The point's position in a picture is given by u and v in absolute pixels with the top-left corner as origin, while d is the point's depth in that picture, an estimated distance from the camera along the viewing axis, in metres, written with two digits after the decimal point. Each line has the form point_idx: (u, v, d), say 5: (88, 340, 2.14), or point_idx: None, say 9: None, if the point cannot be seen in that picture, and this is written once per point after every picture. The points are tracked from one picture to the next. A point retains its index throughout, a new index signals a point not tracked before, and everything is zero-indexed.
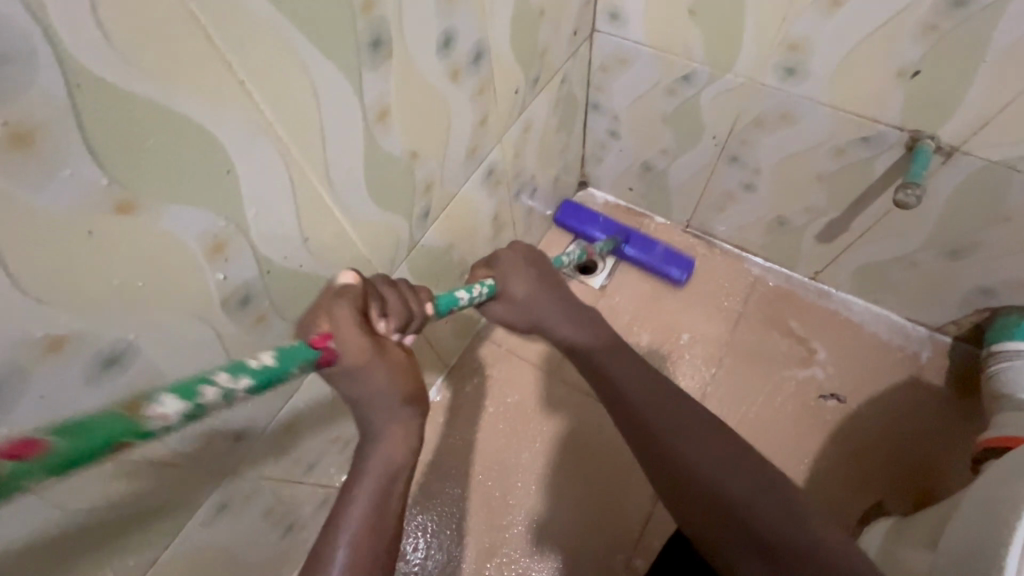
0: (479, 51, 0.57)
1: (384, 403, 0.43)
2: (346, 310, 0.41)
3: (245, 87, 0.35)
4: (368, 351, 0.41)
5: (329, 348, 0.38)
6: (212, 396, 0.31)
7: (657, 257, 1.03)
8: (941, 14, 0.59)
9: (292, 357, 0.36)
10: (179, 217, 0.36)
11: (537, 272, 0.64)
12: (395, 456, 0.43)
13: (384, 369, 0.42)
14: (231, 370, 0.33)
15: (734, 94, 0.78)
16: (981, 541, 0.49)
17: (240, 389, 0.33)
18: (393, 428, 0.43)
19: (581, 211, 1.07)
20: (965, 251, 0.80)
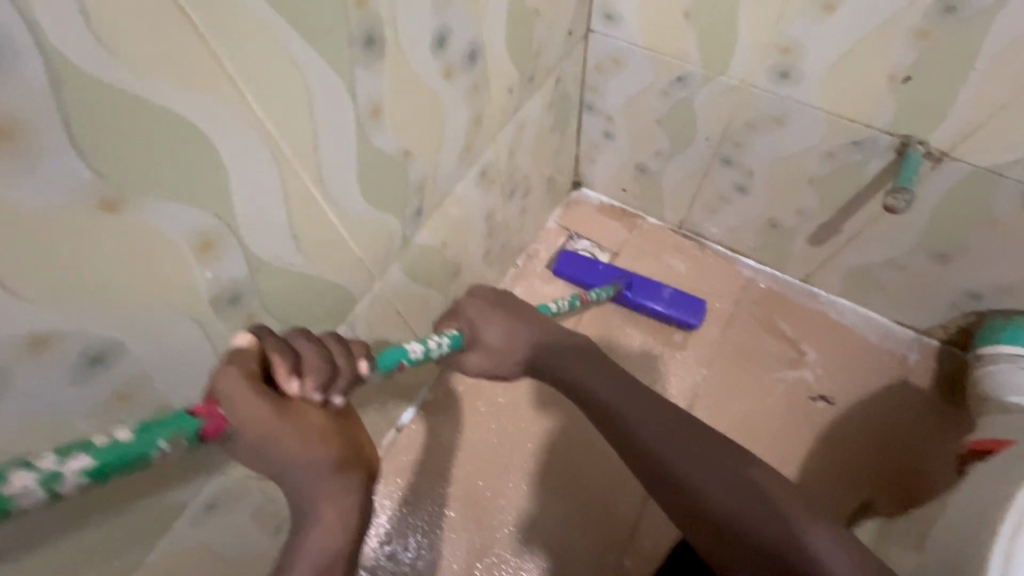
0: (474, 50, 0.57)
1: (308, 483, 0.41)
2: (236, 377, 0.38)
3: (236, 83, 0.35)
4: (264, 419, 0.38)
5: (217, 415, 0.37)
6: (116, 457, 0.32)
7: (666, 300, 1.00)
8: (933, 19, 0.59)
9: (200, 416, 0.36)
10: (167, 214, 0.35)
11: (506, 313, 0.66)
12: (328, 539, 0.41)
13: (293, 436, 0.40)
14: (137, 431, 0.34)
15: (727, 96, 0.79)
16: (967, 541, 0.50)
17: (148, 452, 0.34)
18: (325, 508, 0.41)
19: (578, 261, 1.03)
20: (953, 254, 0.81)
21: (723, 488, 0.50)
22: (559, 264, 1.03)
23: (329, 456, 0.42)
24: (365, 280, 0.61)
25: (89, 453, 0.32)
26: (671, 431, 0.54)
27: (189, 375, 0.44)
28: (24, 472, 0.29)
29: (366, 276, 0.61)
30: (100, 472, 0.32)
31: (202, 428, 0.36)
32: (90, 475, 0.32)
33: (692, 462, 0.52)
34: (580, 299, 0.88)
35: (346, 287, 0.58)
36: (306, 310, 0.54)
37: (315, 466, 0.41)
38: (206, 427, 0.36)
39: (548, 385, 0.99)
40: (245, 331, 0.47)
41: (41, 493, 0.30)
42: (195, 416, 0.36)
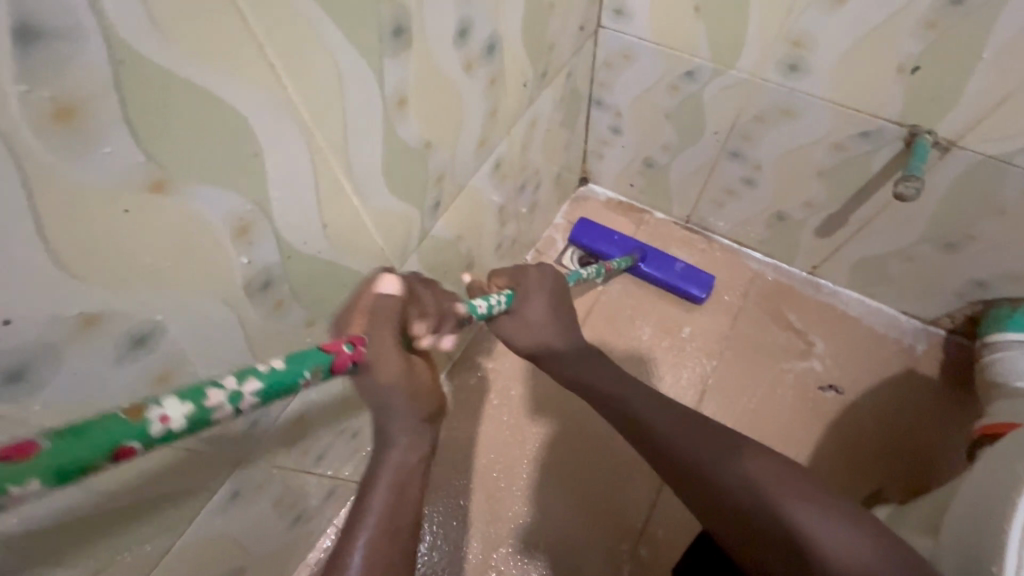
0: (493, 43, 0.58)
1: (405, 412, 0.46)
2: (386, 330, 0.45)
3: (275, 71, 0.36)
4: (400, 365, 0.45)
5: (344, 352, 0.39)
6: (261, 390, 0.33)
7: (676, 274, 1.03)
8: (940, 11, 0.60)
9: (332, 352, 0.38)
10: (208, 198, 0.36)
11: (553, 295, 0.68)
12: (410, 462, 0.46)
13: (404, 384, 0.45)
14: (275, 363, 0.34)
15: (736, 90, 0.80)
16: (982, 521, 0.51)
17: (290, 385, 0.34)
18: (408, 436, 0.46)
19: (597, 229, 1.05)
20: (959, 243, 0.82)
21: (760, 491, 0.48)
22: (576, 232, 1.05)
23: (421, 402, 0.47)
24: (386, 271, 0.62)
25: (238, 384, 0.32)
26: (697, 437, 0.53)
27: (222, 359, 0.45)
28: (180, 400, 0.29)
29: (387, 266, 0.61)
30: (246, 405, 0.32)
31: (335, 365, 0.38)
32: (240, 406, 0.32)
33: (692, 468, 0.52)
34: (606, 266, 0.91)
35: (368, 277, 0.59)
36: (331, 298, 0.55)
37: (410, 401, 0.46)
38: (335, 366, 0.38)
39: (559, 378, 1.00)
40: (274, 317, 0.48)
41: (198, 422, 0.29)
42: (324, 353, 0.37)
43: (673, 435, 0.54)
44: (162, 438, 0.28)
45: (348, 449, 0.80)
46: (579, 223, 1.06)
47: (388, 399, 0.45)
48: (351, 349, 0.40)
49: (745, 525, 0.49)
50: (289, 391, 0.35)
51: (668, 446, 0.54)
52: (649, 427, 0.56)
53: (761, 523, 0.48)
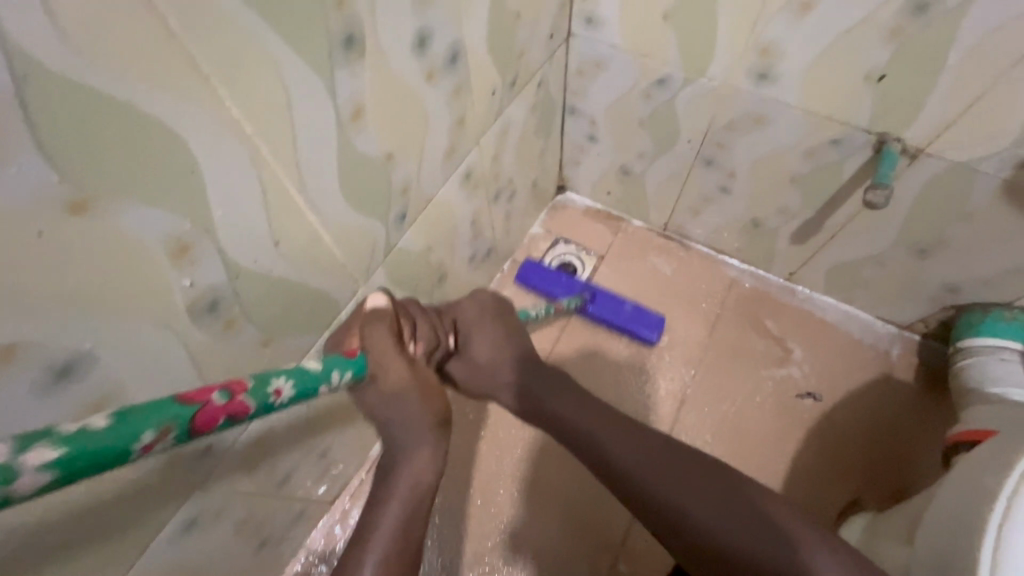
0: (456, 52, 0.57)
1: (412, 424, 0.50)
2: (383, 335, 0.50)
3: (211, 84, 0.34)
4: (403, 371, 0.49)
5: (245, 394, 0.35)
6: (61, 459, 0.25)
7: (624, 317, 1.00)
8: (904, 20, 0.60)
9: (196, 403, 0.31)
10: (139, 217, 0.34)
11: (502, 326, 0.65)
12: (421, 472, 0.49)
13: (416, 394, 0.50)
14: (94, 423, 0.27)
15: (708, 98, 0.80)
16: (955, 534, 0.50)
17: (176, 432, 0.30)
18: (421, 449, 0.50)
19: (545, 272, 1.02)
20: (931, 249, 0.82)
21: (739, 526, 0.49)
22: (523, 274, 1.02)
23: (430, 412, 0.50)
24: (349, 286, 0.59)
25: (22, 454, 0.24)
26: (671, 472, 0.52)
27: (167, 384, 0.43)
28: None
29: (351, 282, 0.59)
30: (31, 482, 0.24)
31: (194, 421, 0.31)
32: (19, 485, 0.24)
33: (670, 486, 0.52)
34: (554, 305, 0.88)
35: (329, 293, 0.57)
36: (288, 317, 0.52)
37: (417, 414, 0.50)
38: (197, 423, 0.31)
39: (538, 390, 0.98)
40: (224, 338, 0.46)
41: (57, 479, 0.25)
42: (224, 394, 0.33)
43: (648, 471, 0.53)
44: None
45: (317, 469, 0.77)
46: (523, 265, 1.03)
47: (398, 413, 0.50)
48: (225, 400, 0.33)
49: (735, 563, 0.48)
50: (109, 460, 0.27)
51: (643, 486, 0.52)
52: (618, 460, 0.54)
53: (744, 562, 0.48)
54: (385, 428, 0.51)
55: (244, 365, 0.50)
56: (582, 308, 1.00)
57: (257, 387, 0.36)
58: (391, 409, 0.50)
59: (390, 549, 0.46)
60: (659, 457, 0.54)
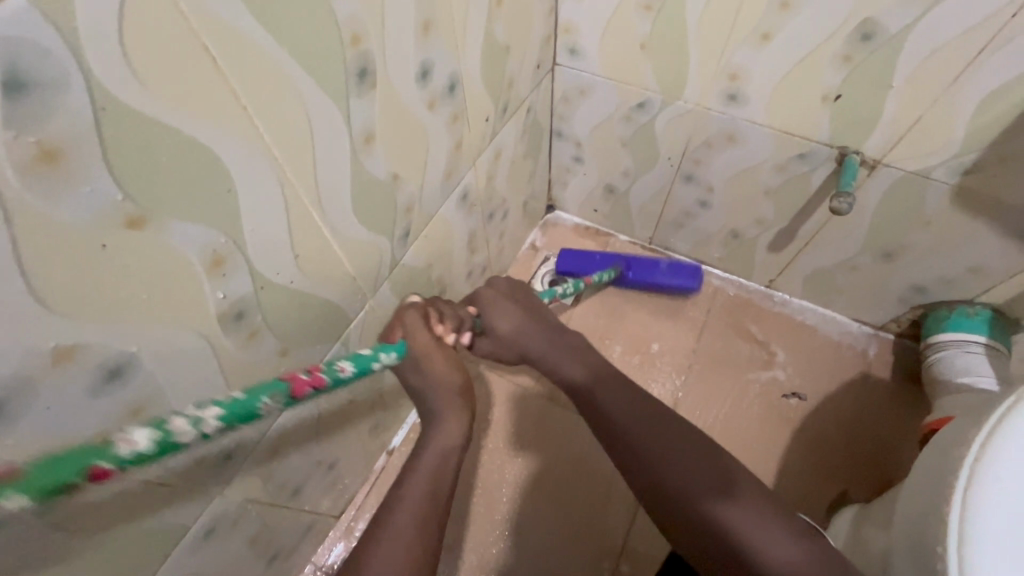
0: (453, 82, 0.62)
1: (439, 394, 0.57)
2: (413, 316, 0.59)
3: (248, 114, 0.38)
4: (428, 343, 0.57)
5: (301, 377, 0.43)
6: (220, 414, 0.37)
7: (662, 272, 1.07)
8: (854, 46, 0.67)
9: (290, 378, 0.43)
10: (183, 232, 0.38)
11: (520, 306, 0.70)
12: (451, 437, 0.55)
13: (438, 356, 0.57)
14: (237, 394, 0.39)
15: (684, 119, 0.86)
16: (926, 509, 0.55)
17: (247, 410, 0.39)
18: (448, 421, 0.56)
19: (577, 255, 1.06)
20: (896, 252, 0.88)
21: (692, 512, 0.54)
22: (561, 260, 1.06)
23: (455, 377, 0.57)
24: (359, 299, 0.63)
25: (199, 411, 0.36)
26: (662, 445, 0.58)
27: (197, 389, 0.46)
28: (145, 428, 0.34)
29: (360, 295, 0.63)
30: (209, 426, 0.36)
31: (293, 390, 0.42)
32: (204, 429, 0.36)
33: (672, 468, 0.56)
34: (582, 283, 0.94)
35: (340, 305, 0.60)
36: (304, 328, 0.56)
37: (446, 378, 0.57)
38: (295, 391, 0.42)
39: (533, 400, 1.02)
40: (248, 347, 0.50)
41: (158, 446, 0.34)
42: (283, 380, 0.42)
43: (640, 436, 0.59)
44: (133, 459, 0.33)
45: (325, 482, 0.80)
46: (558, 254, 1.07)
47: (429, 384, 0.57)
48: (308, 375, 0.44)
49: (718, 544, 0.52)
50: (250, 416, 0.39)
51: (631, 449, 0.59)
52: (631, 438, 0.59)
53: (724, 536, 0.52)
54: (419, 397, 0.58)
55: (264, 372, 0.54)
56: (619, 277, 1.05)
57: (329, 367, 0.46)
58: (424, 377, 0.56)
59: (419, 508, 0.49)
60: (654, 429, 0.59)
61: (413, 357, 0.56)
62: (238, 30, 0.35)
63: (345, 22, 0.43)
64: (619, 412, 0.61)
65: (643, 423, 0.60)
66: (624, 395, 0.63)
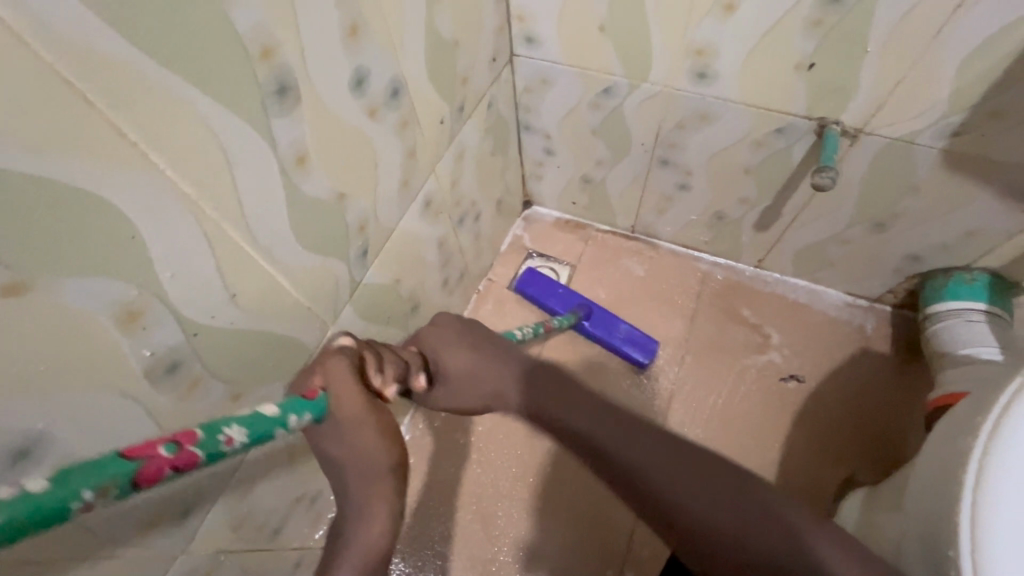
0: (397, 86, 0.58)
1: (365, 473, 0.48)
2: (343, 367, 0.49)
3: (142, 150, 0.34)
4: (362, 408, 0.48)
5: (157, 455, 0.31)
6: (1, 525, 0.24)
7: (620, 337, 0.99)
8: (823, 10, 0.62)
9: (139, 458, 0.30)
10: (81, 290, 0.34)
11: (466, 342, 0.65)
12: (372, 538, 0.47)
13: (371, 428, 0.48)
14: (35, 485, 0.26)
15: (654, 101, 0.82)
16: (933, 502, 0.51)
17: (55, 512, 0.26)
18: (376, 508, 0.47)
19: (540, 280, 1.04)
20: (886, 223, 0.84)
21: (756, 523, 0.47)
22: (521, 281, 1.05)
23: (386, 456, 0.48)
24: (318, 328, 0.60)
25: None
26: (680, 476, 0.50)
27: None
28: None
29: (319, 324, 0.60)
30: None
31: (140, 476, 0.30)
32: None
33: (684, 496, 0.49)
34: (543, 325, 0.87)
35: (295, 337, 0.56)
36: (255, 366, 0.52)
37: (373, 460, 0.48)
38: (140, 478, 0.30)
39: None
40: (188, 400, 0.46)
41: None
42: (125, 461, 0.29)
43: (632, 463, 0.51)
44: None
45: (308, 517, 0.77)
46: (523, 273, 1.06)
47: (354, 462, 0.48)
48: (173, 452, 0.32)
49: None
50: (51, 519, 0.26)
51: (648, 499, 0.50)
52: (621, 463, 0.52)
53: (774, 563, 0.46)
54: (340, 482, 0.49)
55: (214, 422, 0.50)
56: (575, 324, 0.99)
57: (207, 437, 0.34)
58: (347, 455, 0.48)
59: None
60: (649, 458, 0.51)
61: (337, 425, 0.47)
62: (116, 60, 0.31)
63: (251, 36, 0.39)
64: (595, 430, 0.54)
65: (615, 431, 0.54)
66: (587, 410, 0.57)
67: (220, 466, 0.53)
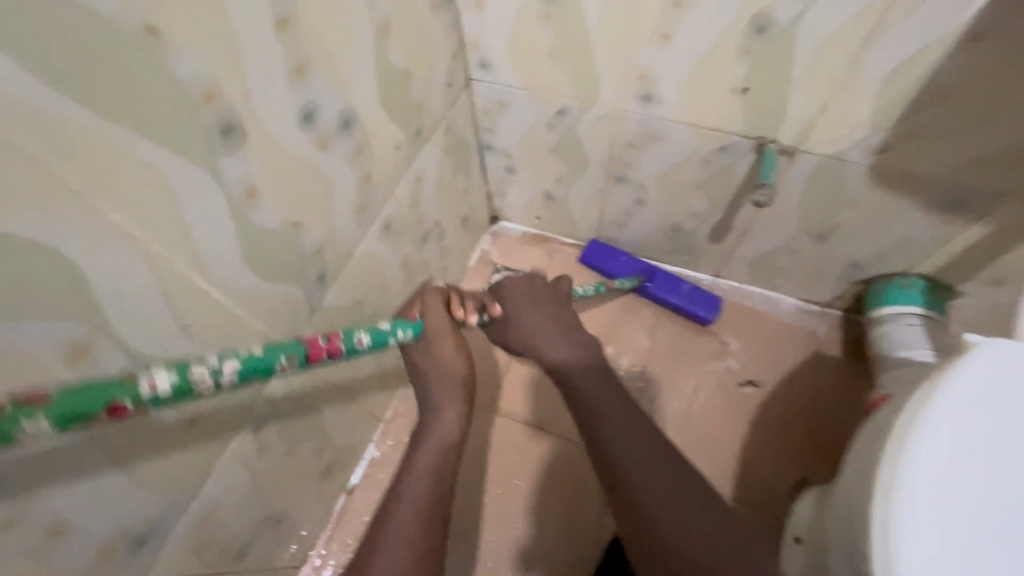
0: (348, 117, 0.60)
1: (445, 383, 0.67)
2: (434, 301, 0.64)
3: (82, 196, 0.36)
4: (445, 327, 0.64)
5: (317, 342, 0.50)
6: (238, 368, 0.45)
7: (684, 295, 1.06)
8: (749, 40, 0.66)
9: (307, 344, 0.50)
10: (20, 329, 0.36)
11: (538, 306, 0.70)
12: (446, 432, 0.65)
13: (450, 347, 0.65)
14: (256, 351, 0.47)
15: (605, 122, 0.85)
16: (854, 500, 0.54)
17: (264, 367, 0.47)
18: (448, 410, 0.67)
19: (605, 250, 1.11)
20: (828, 233, 0.89)
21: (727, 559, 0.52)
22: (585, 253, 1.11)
23: (461, 364, 0.66)
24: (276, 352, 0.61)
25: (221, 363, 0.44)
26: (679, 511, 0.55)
27: (76, 481, 0.44)
28: (167, 372, 0.41)
29: None
30: (206, 383, 0.43)
31: (310, 354, 0.50)
32: (221, 379, 0.44)
33: (678, 519, 0.54)
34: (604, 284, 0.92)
35: None
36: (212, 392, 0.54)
37: (451, 369, 0.66)
38: (310, 353, 0.50)
39: (489, 418, 1.02)
40: (139, 428, 0.47)
41: (181, 389, 0.41)
42: (300, 344, 0.49)
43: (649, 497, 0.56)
44: (158, 398, 0.40)
45: (276, 536, 0.78)
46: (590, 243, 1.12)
47: (436, 369, 0.66)
48: (326, 343, 0.51)
49: None
50: (265, 371, 0.47)
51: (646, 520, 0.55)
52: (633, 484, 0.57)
53: None
54: (424, 382, 0.67)
55: (170, 450, 0.51)
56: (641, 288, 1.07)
57: (346, 336, 0.53)
58: (433, 365, 0.66)
59: (410, 520, 0.58)
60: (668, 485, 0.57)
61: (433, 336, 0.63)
62: (50, 114, 0.32)
63: (193, 82, 0.40)
64: (627, 448, 0.59)
65: (644, 455, 0.59)
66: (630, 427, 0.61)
67: (179, 493, 0.55)
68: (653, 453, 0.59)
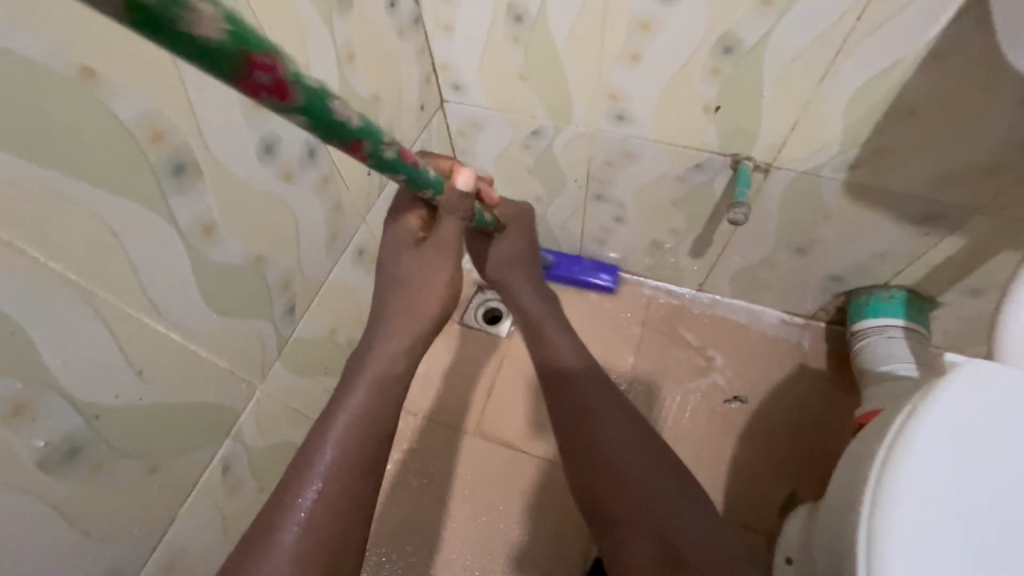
0: (313, 147, 0.59)
1: (411, 308, 0.58)
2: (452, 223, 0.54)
3: (15, 245, 0.34)
4: (448, 246, 0.56)
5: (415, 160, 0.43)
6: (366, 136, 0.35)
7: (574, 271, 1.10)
8: (718, 59, 0.65)
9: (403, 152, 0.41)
10: None
11: (526, 241, 0.70)
12: (393, 361, 0.55)
13: (441, 269, 0.57)
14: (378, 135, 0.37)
15: (580, 141, 0.84)
16: (843, 528, 0.52)
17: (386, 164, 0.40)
18: (393, 337, 0.56)
19: None
20: (807, 247, 0.88)
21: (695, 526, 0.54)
22: None
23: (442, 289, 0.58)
24: (242, 390, 0.59)
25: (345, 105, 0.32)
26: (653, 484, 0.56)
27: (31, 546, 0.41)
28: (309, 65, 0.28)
29: (244, 385, 0.59)
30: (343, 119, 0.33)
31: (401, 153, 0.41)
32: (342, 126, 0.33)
33: (649, 492, 0.55)
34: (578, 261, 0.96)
35: (216, 401, 0.56)
36: (172, 436, 0.52)
37: (426, 290, 0.57)
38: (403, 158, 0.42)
39: (468, 441, 1.01)
40: (91, 482, 0.45)
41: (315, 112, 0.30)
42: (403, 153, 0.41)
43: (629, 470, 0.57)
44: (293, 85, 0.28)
45: None
46: None
47: (405, 286, 0.58)
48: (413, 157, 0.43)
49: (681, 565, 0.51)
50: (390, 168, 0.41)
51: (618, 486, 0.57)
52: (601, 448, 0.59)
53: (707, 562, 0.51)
54: (387, 285, 0.59)
55: (126, 500, 0.49)
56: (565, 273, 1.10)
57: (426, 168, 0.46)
58: (408, 264, 0.58)
59: (343, 477, 0.49)
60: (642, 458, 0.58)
61: (427, 263, 0.56)
62: None
63: (138, 121, 0.39)
64: (606, 421, 0.60)
65: (623, 427, 0.60)
66: (610, 400, 0.63)
67: (140, 544, 0.52)
68: (627, 421, 0.61)
